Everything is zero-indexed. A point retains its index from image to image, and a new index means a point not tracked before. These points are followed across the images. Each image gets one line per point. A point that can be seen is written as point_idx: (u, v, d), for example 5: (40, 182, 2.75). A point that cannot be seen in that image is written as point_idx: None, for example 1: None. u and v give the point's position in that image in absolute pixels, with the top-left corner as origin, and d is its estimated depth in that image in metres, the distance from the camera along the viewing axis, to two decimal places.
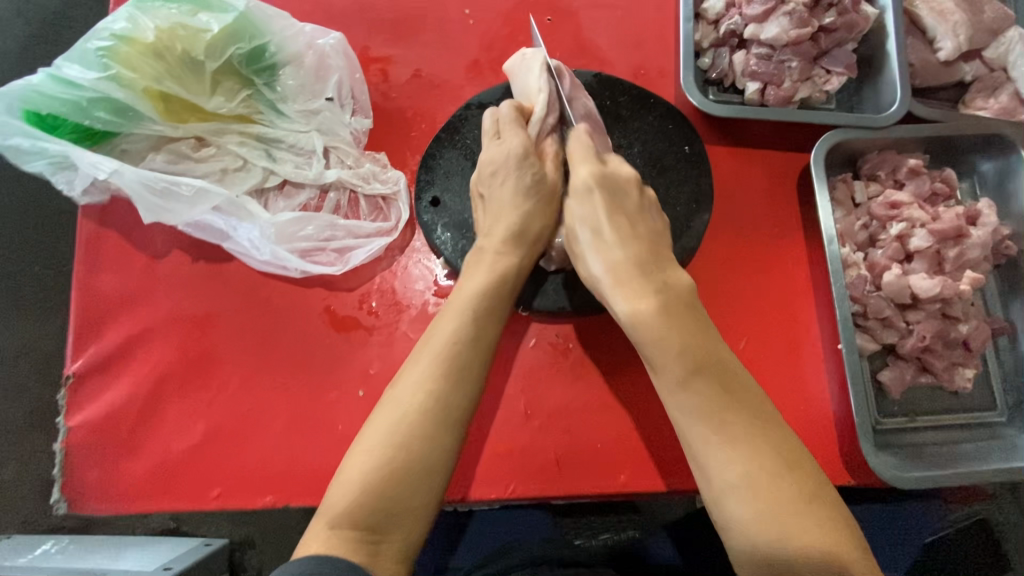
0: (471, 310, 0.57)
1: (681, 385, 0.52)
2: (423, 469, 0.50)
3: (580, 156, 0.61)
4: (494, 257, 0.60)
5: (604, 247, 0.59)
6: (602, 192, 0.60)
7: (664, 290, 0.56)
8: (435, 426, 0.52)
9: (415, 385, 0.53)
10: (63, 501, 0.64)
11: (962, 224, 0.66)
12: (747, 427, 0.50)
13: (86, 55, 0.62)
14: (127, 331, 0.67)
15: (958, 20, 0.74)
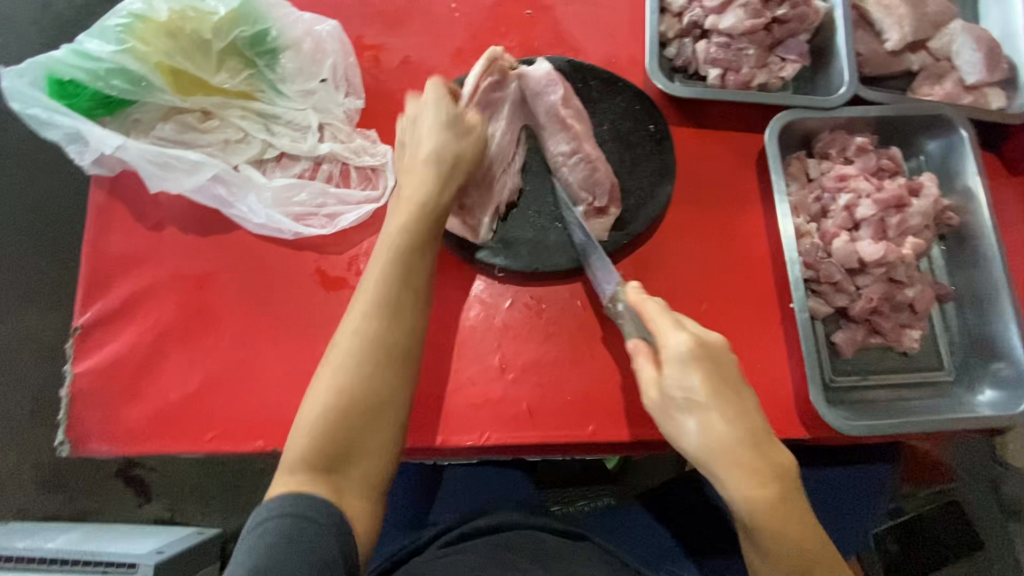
0: (396, 250, 0.63)
1: (777, 565, 0.57)
2: (371, 397, 0.57)
3: (668, 324, 0.60)
4: (409, 197, 0.65)
5: (714, 432, 0.57)
6: (708, 375, 0.57)
7: (772, 469, 0.57)
8: (374, 356, 0.58)
9: (351, 329, 0.60)
10: (67, 443, 0.68)
11: (902, 194, 0.73)
12: (818, 568, 0.57)
13: (106, 31, 0.68)
14: (131, 287, 0.72)
15: (903, 14, 0.81)
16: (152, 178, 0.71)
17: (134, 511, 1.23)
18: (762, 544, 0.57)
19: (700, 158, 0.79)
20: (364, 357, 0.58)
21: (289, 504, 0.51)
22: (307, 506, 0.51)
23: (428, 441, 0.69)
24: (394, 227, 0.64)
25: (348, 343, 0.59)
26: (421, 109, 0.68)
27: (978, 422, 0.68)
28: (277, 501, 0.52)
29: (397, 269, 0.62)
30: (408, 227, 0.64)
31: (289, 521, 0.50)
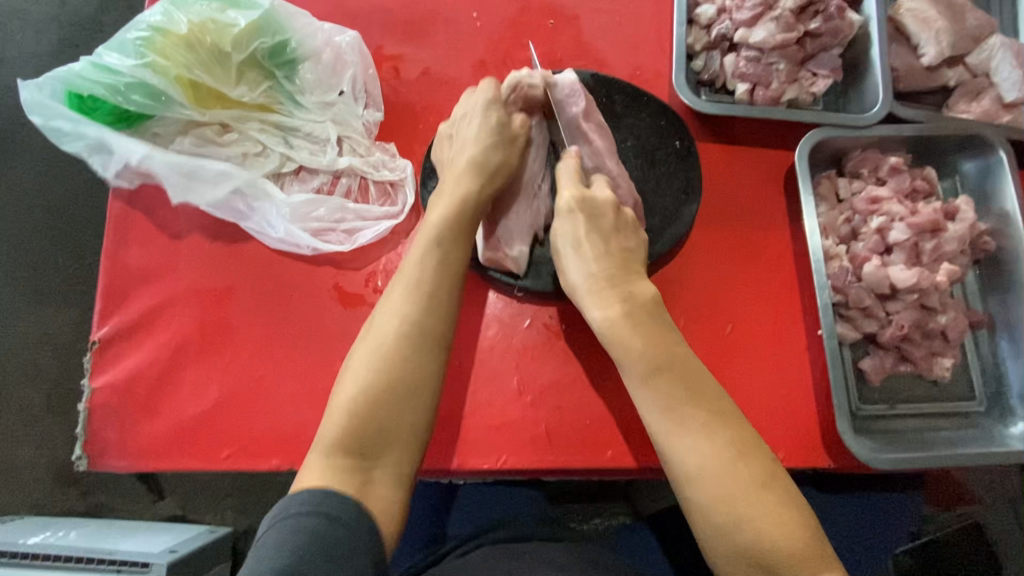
0: (438, 239, 0.64)
1: (645, 383, 0.59)
2: (405, 389, 0.57)
3: (565, 181, 0.68)
4: (454, 186, 0.67)
5: (583, 258, 0.65)
6: (582, 213, 0.66)
7: (630, 301, 0.63)
8: (413, 346, 0.58)
9: (391, 312, 0.60)
10: (85, 457, 0.68)
11: (938, 218, 0.70)
12: (704, 414, 0.57)
13: (125, 44, 0.68)
14: (149, 301, 0.72)
15: (941, 28, 0.78)
16: (174, 186, 0.70)
17: (147, 508, 1.24)
18: (630, 370, 0.60)
19: (726, 176, 0.77)
20: (399, 343, 0.58)
21: (320, 500, 0.50)
22: (336, 503, 0.50)
23: (446, 463, 0.68)
24: (434, 217, 0.65)
25: (381, 331, 0.59)
26: (472, 108, 0.70)
27: (1010, 456, 0.66)
28: (310, 496, 0.50)
29: (437, 258, 0.63)
30: (446, 215, 0.65)
31: (322, 522, 0.48)
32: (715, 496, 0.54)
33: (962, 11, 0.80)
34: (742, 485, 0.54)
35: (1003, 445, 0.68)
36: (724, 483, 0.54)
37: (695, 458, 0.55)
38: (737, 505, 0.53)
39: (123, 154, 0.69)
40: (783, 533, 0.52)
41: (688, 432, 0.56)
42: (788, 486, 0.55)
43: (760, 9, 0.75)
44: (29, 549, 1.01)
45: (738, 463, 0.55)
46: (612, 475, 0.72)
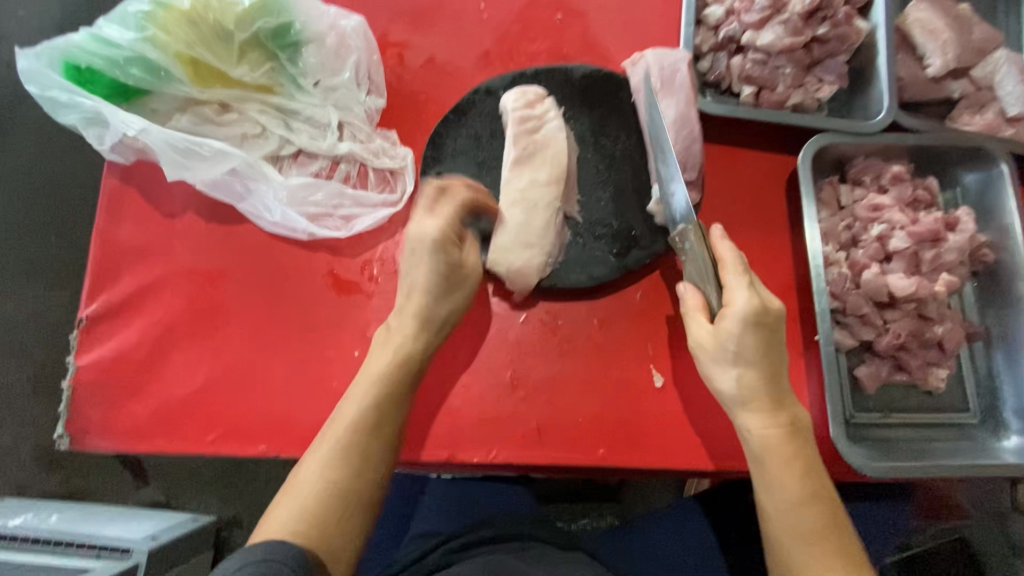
0: (374, 396, 0.60)
1: (795, 506, 0.58)
2: (328, 554, 0.52)
3: (736, 286, 0.60)
4: (393, 347, 0.62)
5: (743, 364, 0.59)
6: (762, 327, 0.58)
7: (794, 431, 0.60)
8: (333, 510, 0.54)
9: (315, 469, 0.55)
10: (67, 437, 0.67)
11: (939, 228, 0.70)
12: (840, 550, 0.56)
13: (126, 17, 0.66)
14: (140, 280, 0.71)
15: (948, 39, 0.78)
16: (168, 163, 0.68)
17: (130, 493, 1.22)
18: (772, 498, 0.59)
19: (727, 178, 0.77)
20: (341, 474, 0.55)
21: (270, 551, 0.48)
22: (288, 554, 0.48)
23: (435, 455, 0.68)
24: (412, 308, 0.64)
25: (321, 449, 0.57)
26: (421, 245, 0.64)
27: (1000, 469, 0.66)
28: (261, 548, 0.48)
29: (382, 371, 0.61)
30: (421, 321, 0.64)
31: (274, 568, 0.47)
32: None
33: (968, 24, 0.80)
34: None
35: (995, 458, 0.68)
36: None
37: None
38: None
39: (118, 129, 0.67)
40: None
41: (827, 569, 0.56)
42: None
43: (769, 12, 0.74)
44: (6, 531, 1.00)
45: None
46: (603, 474, 0.71)
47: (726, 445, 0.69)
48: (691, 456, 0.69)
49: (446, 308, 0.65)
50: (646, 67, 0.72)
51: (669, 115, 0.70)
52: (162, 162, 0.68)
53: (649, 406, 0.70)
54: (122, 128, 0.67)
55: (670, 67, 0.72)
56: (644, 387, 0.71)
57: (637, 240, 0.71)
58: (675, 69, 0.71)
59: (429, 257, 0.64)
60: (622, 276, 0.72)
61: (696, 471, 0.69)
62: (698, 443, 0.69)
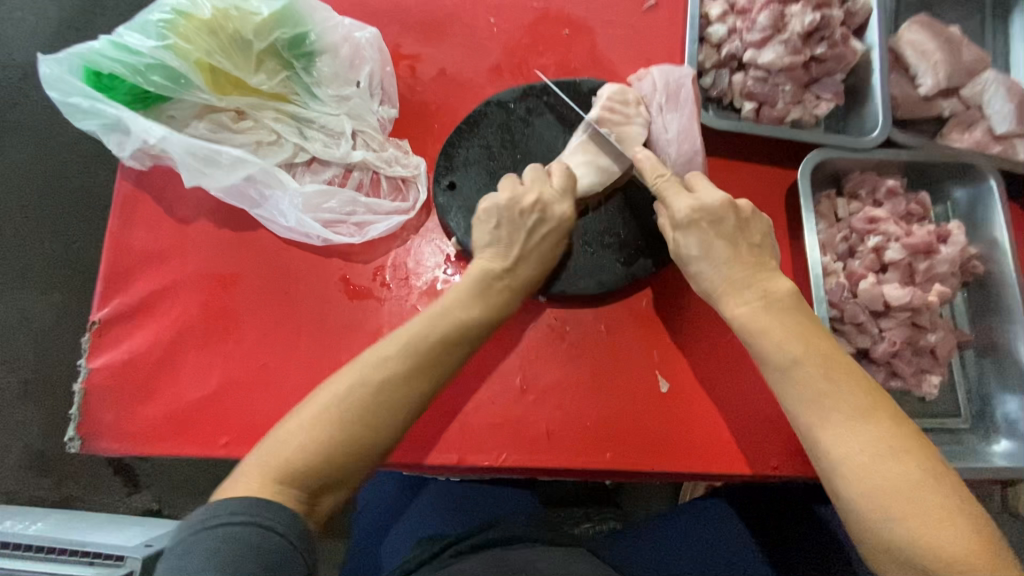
0: (444, 324, 0.61)
1: (791, 371, 0.57)
2: (355, 451, 0.54)
3: (676, 190, 0.66)
4: (486, 292, 0.64)
5: (696, 260, 0.64)
6: (704, 221, 0.64)
7: (772, 303, 0.61)
8: (371, 418, 0.55)
9: (376, 365, 0.57)
10: (77, 439, 0.67)
11: (932, 240, 0.73)
12: (848, 400, 0.54)
13: (147, 25, 0.67)
14: (153, 283, 0.72)
15: (939, 60, 0.81)
16: (188, 171, 0.68)
17: (123, 500, 1.21)
18: (771, 363, 0.59)
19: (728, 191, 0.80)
20: (332, 440, 0.53)
21: (253, 510, 0.48)
22: (276, 517, 0.49)
23: (446, 458, 0.69)
24: (521, 273, 0.66)
25: (327, 402, 0.55)
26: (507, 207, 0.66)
27: (991, 472, 0.68)
28: (247, 506, 0.48)
29: (440, 335, 0.60)
30: (495, 302, 0.64)
31: (256, 534, 0.47)
32: (863, 488, 0.51)
33: (959, 46, 0.84)
34: (902, 480, 0.50)
35: (985, 461, 0.71)
36: (879, 476, 0.51)
37: (841, 449, 0.53)
38: (895, 502, 0.49)
39: (138, 140, 0.68)
40: (952, 536, 0.47)
41: (835, 421, 0.54)
42: (920, 450, 0.51)
43: (769, 32, 0.77)
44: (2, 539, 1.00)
45: (884, 455, 0.51)
46: (608, 477, 0.73)
47: (731, 450, 0.71)
48: (695, 460, 0.70)
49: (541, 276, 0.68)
50: (652, 82, 0.74)
51: (672, 129, 0.72)
52: (182, 170, 0.68)
53: (655, 409, 0.72)
54: (141, 138, 0.67)
55: (677, 83, 0.73)
56: (650, 392, 0.73)
57: (644, 249, 0.73)
58: (681, 85, 0.73)
59: (548, 236, 0.67)
60: (629, 283, 0.73)
61: (703, 474, 0.71)
62: (704, 448, 0.71)
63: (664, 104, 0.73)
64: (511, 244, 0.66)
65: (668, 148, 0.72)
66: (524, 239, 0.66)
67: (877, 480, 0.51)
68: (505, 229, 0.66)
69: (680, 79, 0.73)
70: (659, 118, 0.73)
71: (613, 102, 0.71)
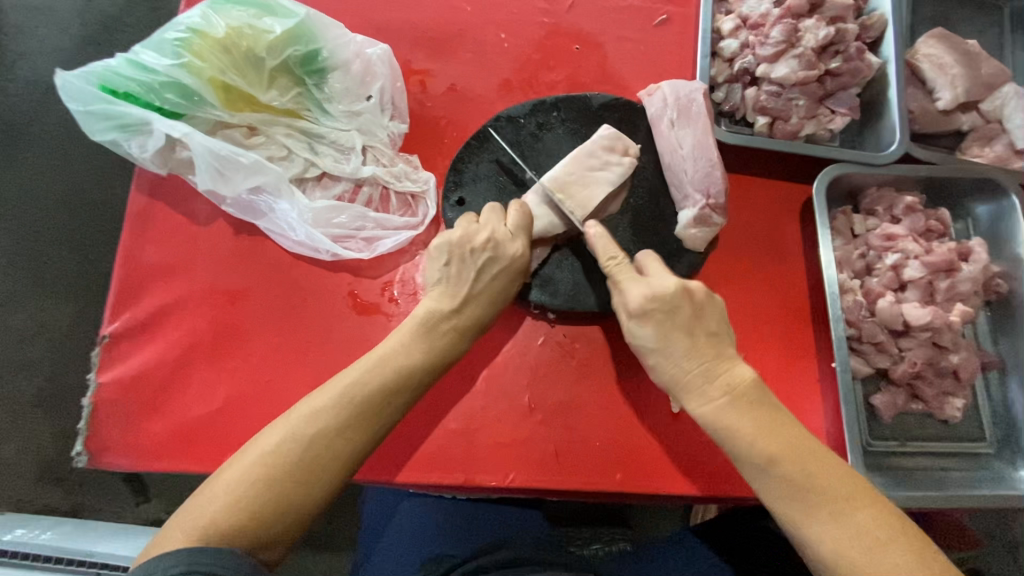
0: (382, 370, 0.60)
1: (766, 469, 0.55)
2: (289, 505, 0.53)
3: (630, 276, 0.62)
4: (430, 333, 0.63)
5: (663, 354, 0.60)
6: (659, 311, 0.60)
7: (736, 393, 0.59)
8: (301, 474, 0.54)
9: (311, 415, 0.56)
10: (85, 454, 0.67)
11: (953, 258, 0.71)
12: (828, 492, 0.53)
13: (163, 44, 0.69)
14: (163, 298, 0.72)
15: (956, 74, 0.80)
16: (206, 173, 0.68)
17: (132, 511, 1.21)
18: (741, 453, 0.57)
19: (743, 208, 0.78)
20: (263, 497, 0.52)
21: (194, 558, 0.46)
22: (214, 560, 0.47)
23: (452, 478, 0.68)
24: (469, 313, 0.65)
25: (275, 444, 0.54)
26: (456, 248, 0.66)
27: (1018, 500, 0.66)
28: (181, 555, 0.47)
29: (379, 383, 0.59)
30: (441, 343, 0.63)
31: None
32: None
33: (978, 59, 0.82)
34: (897, 569, 0.49)
35: (1012, 488, 0.68)
36: (875, 570, 0.50)
37: (831, 544, 0.52)
38: None
39: (160, 136, 0.68)
40: None
41: (818, 518, 0.53)
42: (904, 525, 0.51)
43: (783, 47, 0.76)
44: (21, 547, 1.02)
45: (876, 547, 0.50)
46: (618, 500, 0.71)
47: (745, 473, 0.69)
48: (707, 484, 0.69)
49: (493, 315, 0.67)
50: (662, 97, 0.74)
51: (686, 144, 0.72)
52: (199, 172, 0.68)
53: (668, 430, 0.70)
54: (164, 135, 0.68)
55: (690, 98, 0.73)
56: (662, 412, 0.71)
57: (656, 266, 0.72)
58: (694, 99, 0.73)
59: (500, 275, 0.66)
60: None
61: (716, 498, 0.69)
62: (716, 469, 0.69)
63: (674, 121, 0.72)
64: (460, 283, 0.65)
65: (683, 164, 0.72)
66: (472, 278, 0.65)
67: (873, 574, 0.50)
68: (454, 267, 0.65)
69: (693, 93, 0.73)
70: (671, 134, 0.72)
71: (600, 145, 0.71)
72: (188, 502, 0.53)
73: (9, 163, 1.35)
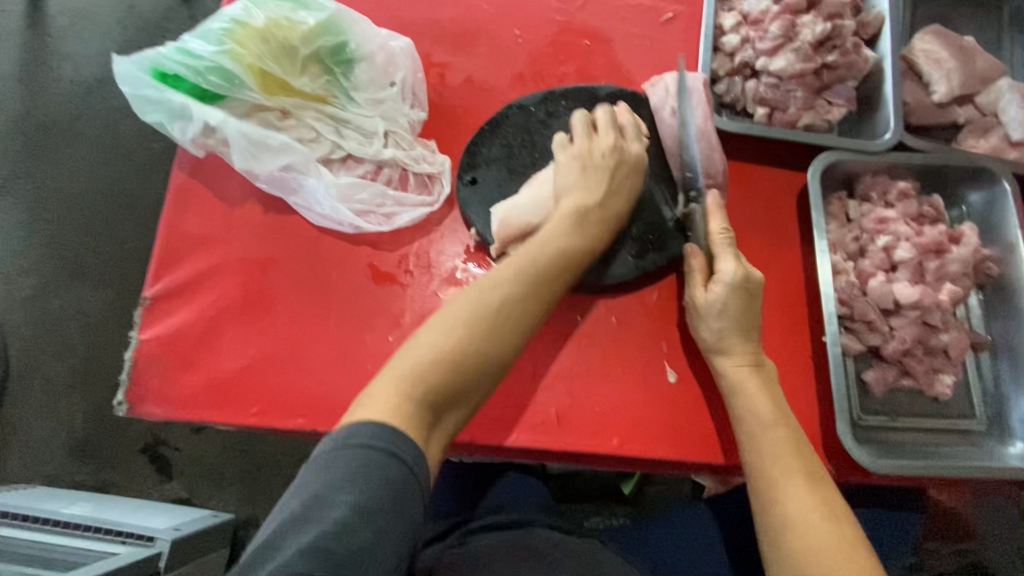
0: (552, 252, 0.68)
1: (766, 429, 0.66)
2: (480, 365, 0.61)
3: (728, 254, 0.71)
4: (584, 225, 0.71)
5: (721, 317, 0.70)
6: (744, 291, 0.70)
7: (760, 367, 0.70)
8: (485, 344, 0.62)
9: (494, 289, 0.65)
10: (125, 403, 0.74)
11: (942, 240, 0.75)
12: (806, 466, 0.64)
13: (209, 34, 0.76)
14: (200, 264, 0.78)
15: (951, 68, 0.83)
16: (240, 153, 0.76)
17: (156, 488, 1.28)
18: (752, 415, 0.67)
19: (741, 193, 0.82)
20: (451, 362, 0.60)
21: (393, 436, 0.53)
22: (404, 445, 0.53)
23: (458, 438, 0.72)
24: (611, 208, 0.73)
25: (468, 312, 0.63)
26: (586, 154, 0.74)
27: (1006, 472, 0.68)
28: (381, 434, 0.53)
29: (548, 263, 0.67)
30: (595, 230, 0.71)
31: (393, 464, 0.51)
32: (806, 547, 0.59)
33: (973, 55, 0.85)
34: (839, 541, 0.59)
35: (1000, 461, 0.70)
36: (821, 539, 0.59)
37: (794, 508, 0.62)
38: (825, 559, 0.58)
39: (199, 122, 0.76)
40: None
41: (794, 483, 0.63)
42: (849, 518, 0.62)
43: (781, 41, 0.80)
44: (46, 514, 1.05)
45: (829, 521, 0.61)
46: (615, 465, 0.75)
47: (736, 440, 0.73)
48: (700, 450, 0.73)
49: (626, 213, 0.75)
50: (664, 87, 0.79)
51: (685, 128, 0.76)
52: (234, 151, 0.76)
53: (665, 400, 0.74)
54: (203, 120, 0.76)
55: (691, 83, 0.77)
56: (658, 381, 0.75)
57: (655, 243, 0.77)
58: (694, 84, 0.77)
59: (631, 174, 0.75)
60: (640, 275, 0.77)
61: (707, 464, 0.74)
62: (708, 437, 0.73)
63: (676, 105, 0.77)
64: (600, 182, 0.72)
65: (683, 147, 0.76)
66: (611, 176, 0.73)
67: (817, 543, 0.59)
68: (591, 170, 0.73)
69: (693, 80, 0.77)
70: (672, 120, 0.78)
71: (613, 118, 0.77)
72: (360, 401, 0.58)
73: (55, 155, 1.45)
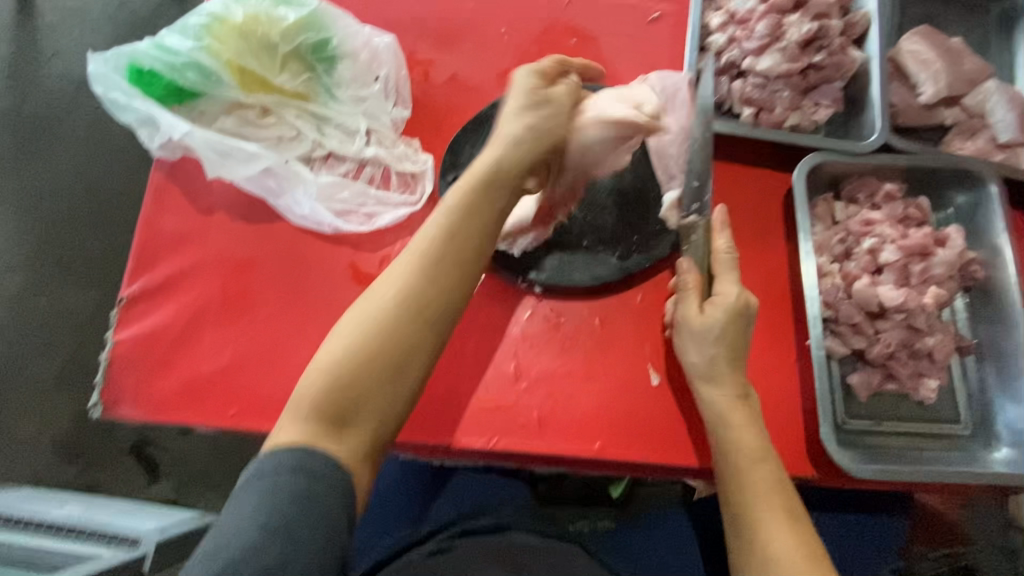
0: (461, 227, 0.63)
1: (753, 465, 0.65)
2: (393, 359, 0.57)
3: (728, 276, 0.71)
4: (493, 169, 0.66)
5: (714, 343, 0.69)
6: (740, 317, 0.69)
7: (747, 399, 0.69)
8: (387, 333, 0.57)
9: (399, 281, 0.60)
10: (100, 405, 0.72)
11: (928, 242, 0.74)
12: (787, 503, 0.64)
13: (187, 28, 0.75)
14: (178, 263, 0.77)
15: (939, 68, 0.83)
16: (209, 159, 0.76)
17: (143, 489, 1.27)
18: (740, 449, 0.66)
19: (727, 194, 0.81)
20: (353, 360, 0.56)
21: (303, 456, 0.52)
22: (312, 458, 0.52)
23: (438, 440, 0.71)
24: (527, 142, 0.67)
25: (370, 311, 0.58)
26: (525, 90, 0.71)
27: (991, 478, 0.67)
28: (287, 455, 0.52)
29: (454, 241, 0.62)
30: (501, 173, 0.66)
31: (302, 477, 0.51)
32: None
33: (959, 56, 0.85)
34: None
35: (984, 467, 0.70)
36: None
37: (777, 547, 0.62)
38: None
39: (165, 134, 0.76)
40: None
41: (778, 522, 0.63)
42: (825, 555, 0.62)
43: (767, 40, 0.80)
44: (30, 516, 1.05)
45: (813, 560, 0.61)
46: (599, 470, 0.74)
47: None
48: (684, 454, 0.72)
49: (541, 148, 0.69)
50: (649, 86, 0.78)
51: (672, 127, 0.76)
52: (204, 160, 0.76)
53: (648, 403, 0.73)
54: (168, 132, 0.76)
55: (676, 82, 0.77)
56: (641, 384, 0.74)
57: (637, 245, 0.77)
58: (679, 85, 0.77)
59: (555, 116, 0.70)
60: (623, 277, 0.76)
61: (692, 470, 0.73)
62: (692, 442, 0.72)
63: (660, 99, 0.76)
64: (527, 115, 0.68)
65: (669, 147, 0.76)
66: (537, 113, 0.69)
67: None
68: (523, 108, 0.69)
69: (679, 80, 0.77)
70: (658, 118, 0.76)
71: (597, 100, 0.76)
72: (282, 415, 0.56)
73: (41, 153, 1.43)
